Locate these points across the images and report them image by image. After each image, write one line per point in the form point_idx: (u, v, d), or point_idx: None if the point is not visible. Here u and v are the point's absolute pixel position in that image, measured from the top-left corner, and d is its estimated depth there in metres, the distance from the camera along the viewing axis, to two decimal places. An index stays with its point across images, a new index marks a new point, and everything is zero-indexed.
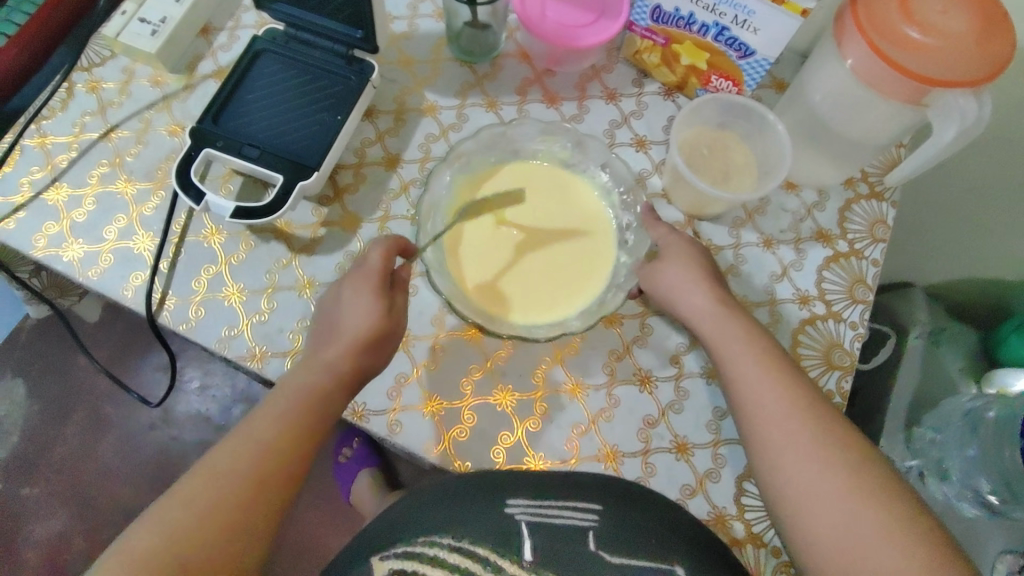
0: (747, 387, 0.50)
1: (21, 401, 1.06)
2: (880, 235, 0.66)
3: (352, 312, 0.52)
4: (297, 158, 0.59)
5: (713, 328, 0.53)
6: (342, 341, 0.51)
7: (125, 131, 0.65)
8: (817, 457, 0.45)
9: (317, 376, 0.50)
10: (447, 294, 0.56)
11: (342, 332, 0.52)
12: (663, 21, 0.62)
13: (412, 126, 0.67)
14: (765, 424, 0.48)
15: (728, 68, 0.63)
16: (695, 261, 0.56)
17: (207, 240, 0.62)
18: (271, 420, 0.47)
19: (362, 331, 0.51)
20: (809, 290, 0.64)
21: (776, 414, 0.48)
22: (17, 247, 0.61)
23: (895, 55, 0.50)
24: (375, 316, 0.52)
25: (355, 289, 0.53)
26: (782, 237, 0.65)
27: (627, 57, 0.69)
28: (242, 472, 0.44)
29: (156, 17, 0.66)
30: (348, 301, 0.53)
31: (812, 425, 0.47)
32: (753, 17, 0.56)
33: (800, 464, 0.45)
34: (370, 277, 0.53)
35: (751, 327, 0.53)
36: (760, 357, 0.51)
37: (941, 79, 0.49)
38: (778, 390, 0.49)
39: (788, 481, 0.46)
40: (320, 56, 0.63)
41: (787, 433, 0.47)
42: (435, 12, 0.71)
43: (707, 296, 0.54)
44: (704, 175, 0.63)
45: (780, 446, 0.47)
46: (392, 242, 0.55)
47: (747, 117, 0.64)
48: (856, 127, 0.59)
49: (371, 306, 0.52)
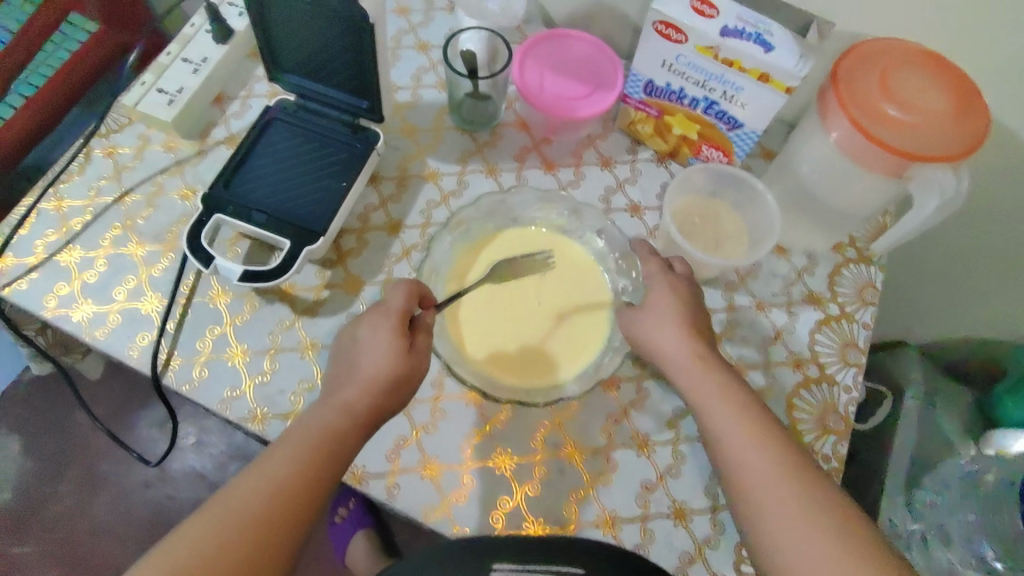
0: (731, 443, 0.50)
1: (15, 456, 1.06)
2: (870, 299, 0.67)
3: (372, 353, 0.54)
4: (303, 222, 0.61)
5: (693, 385, 0.53)
6: (356, 384, 0.53)
7: (138, 194, 0.68)
8: (811, 524, 0.45)
9: (338, 420, 0.51)
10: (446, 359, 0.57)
11: (359, 372, 0.53)
12: (655, 94, 0.65)
13: (415, 192, 0.69)
14: (755, 487, 0.48)
15: (718, 139, 0.66)
16: (682, 309, 0.56)
17: (213, 301, 0.63)
18: (284, 463, 0.47)
19: (377, 371, 0.53)
20: (802, 353, 0.65)
21: (767, 477, 0.48)
22: (28, 307, 0.63)
23: (898, 142, 0.53)
24: (390, 359, 0.53)
25: (374, 326, 0.55)
26: (775, 300, 0.67)
27: (622, 126, 0.73)
28: (252, 513, 0.45)
29: (173, 88, 0.69)
30: (365, 340, 0.55)
31: (796, 489, 0.47)
32: (740, 92, 0.58)
33: (790, 534, 0.45)
34: (390, 314, 0.55)
35: (731, 382, 0.53)
36: (744, 413, 0.51)
37: (950, 157, 0.52)
38: (763, 453, 0.49)
39: (778, 548, 0.46)
40: (328, 124, 0.66)
41: (782, 502, 0.46)
42: (437, 83, 0.75)
43: (688, 351, 0.54)
44: (697, 242, 0.65)
45: (769, 510, 0.47)
46: (415, 286, 0.56)
47: (743, 189, 0.66)
48: (843, 196, 0.62)
49: (391, 347, 0.53)
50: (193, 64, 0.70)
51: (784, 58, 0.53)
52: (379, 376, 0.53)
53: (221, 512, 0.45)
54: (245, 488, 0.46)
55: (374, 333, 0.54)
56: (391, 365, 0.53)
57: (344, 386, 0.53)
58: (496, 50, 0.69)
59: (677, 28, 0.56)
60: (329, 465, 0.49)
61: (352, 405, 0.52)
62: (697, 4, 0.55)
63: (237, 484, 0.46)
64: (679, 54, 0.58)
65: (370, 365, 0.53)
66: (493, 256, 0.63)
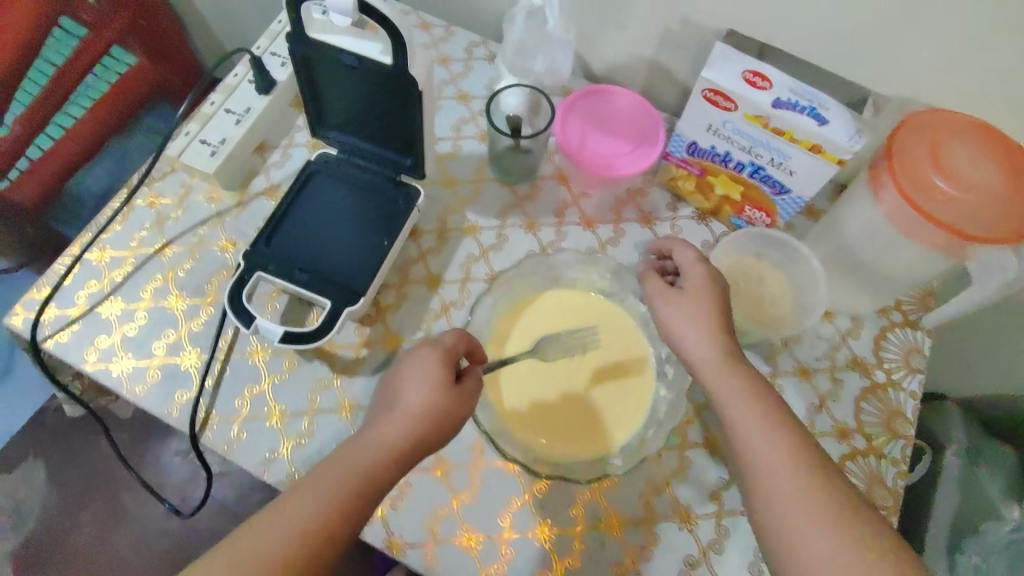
0: (758, 447, 0.47)
1: (40, 483, 1.07)
2: (917, 365, 0.66)
3: (415, 391, 0.53)
4: (346, 281, 0.61)
5: (717, 381, 0.51)
6: (396, 417, 0.52)
7: (179, 246, 0.68)
8: (846, 541, 0.42)
9: (372, 451, 0.50)
10: (490, 430, 0.57)
11: (399, 406, 0.52)
12: (699, 155, 0.64)
13: (454, 246, 0.69)
14: (783, 488, 0.45)
15: (762, 201, 0.64)
16: (716, 307, 0.54)
17: (252, 357, 0.63)
18: (317, 497, 0.46)
19: (417, 408, 0.52)
20: (847, 422, 0.63)
21: (792, 478, 0.45)
22: (70, 360, 0.63)
23: (949, 217, 0.51)
24: (434, 398, 0.52)
25: (422, 364, 0.54)
26: (819, 365, 0.65)
27: (662, 181, 0.72)
28: (281, 547, 0.44)
29: (216, 139, 0.70)
30: (410, 377, 0.54)
31: (822, 494, 0.44)
32: (789, 160, 0.57)
33: (819, 550, 0.42)
34: (439, 354, 0.54)
35: (756, 382, 0.51)
36: (775, 418, 0.48)
37: (1004, 237, 0.50)
38: (794, 458, 0.46)
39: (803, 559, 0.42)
40: (371, 179, 0.66)
41: (807, 510, 0.44)
42: (477, 134, 0.75)
43: (718, 347, 0.52)
44: (741, 308, 0.64)
45: (795, 519, 0.44)
46: (464, 338, 0.56)
47: (781, 244, 0.65)
48: (894, 265, 0.60)
49: (433, 386, 0.53)
50: (236, 114, 0.71)
51: (837, 132, 0.52)
52: (421, 405, 0.52)
53: (247, 549, 0.43)
54: (273, 523, 0.45)
55: (418, 372, 0.54)
56: (434, 403, 0.52)
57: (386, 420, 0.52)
58: (538, 103, 0.70)
59: (726, 96, 0.55)
60: (359, 500, 0.47)
61: (389, 439, 0.51)
62: (749, 74, 0.54)
63: (264, 521, 0.45)
64: (726, 119, 0.57)
65: (413, 400, 0.52)
66: (533, 319, 0.62)
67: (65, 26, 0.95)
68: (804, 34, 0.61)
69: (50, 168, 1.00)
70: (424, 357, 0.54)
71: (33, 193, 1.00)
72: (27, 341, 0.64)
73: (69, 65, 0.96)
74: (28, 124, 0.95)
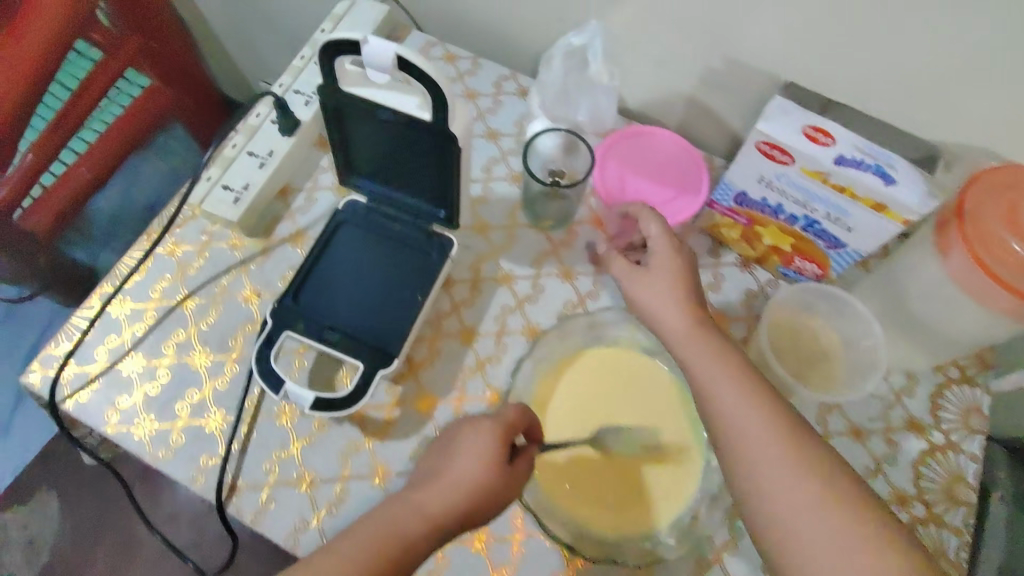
0: (727, 408, 0.47)
1: (54, 515, 1.05)
2: (977, 426, 0.62)
3: (465, 463, 0.50)
4: (377, 340, 0.58)
5: (686, 348, 0.51)
6: (442, 487, 0.49)
7: (201, 298, 0.65)
8: (838, 528, 0.41)
9: (406, 519, 0.48)
10: (540, 511, 0.55)
11: (446, 477, 0.50)
12: (747, 205, 0.61)
13: (487, 298, 0.66)
14: (752, 450, 0.45)
15: (815, 254, 0.61)
16: (685, 286, 0.53)
17: (280, 419, 0.60)
18: (346, 557, 0.45)
19: (465, 482, 0.49)
20: (905, 488, 0.60)
21: (760, 435, 0.45)
22: (91, 422, 0.60)
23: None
24: (484, 476, 0.49)
25: (476, 436, 0.51)
26: (873, 426, 0.62)
27: (704, 227, 0.69)
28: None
29: (239, 184, 0.67)
30: (462, 448, 0.51)
31: (791, 451, 0.44)
32: (848, 217, 0.54)
33: (795, 508, 0.42)
34: (498, 428, 0.51)
35: (724, 344, 0.50)
36: (755, 395, 0.47)
37: None
38: (781, 447, 0.44)
39: (792, 549, 0.42)
40: (401, 229, 0.62)
41: (793, 499, 0.42)
42: (509, 175, 0.72)
43: (685, 315, 0.52)
44: (795, 368, 0.60)
45: (782, 506, 0.43)
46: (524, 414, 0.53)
47: (826, 297, 0.61)
48: (958, 327, 0.56)
49: (486, 460, 0.50)
50: (260, 157, 0.68)
51: (907, 193, 0.49)
52: (466, 481, 0.49)
53: None
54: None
55: (471, 444, 0.51)
56: (484, 480, 0.49)
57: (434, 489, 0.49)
58: (574, 144, 0.66)
59: (783, 150, 0.52)
60: (386, 568, 0.45)
61: (429, 505, 0.48)
62: (810, 130, 0.51)
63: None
64: (781, 173, 0.54)
65: (462, 473, 0.49)
66: (574, 382, 0.59)
67: (79, 48, 0.92)
68: (863, 82, 0.57)
69: (61, 198, 0.94)
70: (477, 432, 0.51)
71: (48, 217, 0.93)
72: (45, 402, 0.61)
73: (81, 94, 0.89)
74: (42, 151, 0.87)
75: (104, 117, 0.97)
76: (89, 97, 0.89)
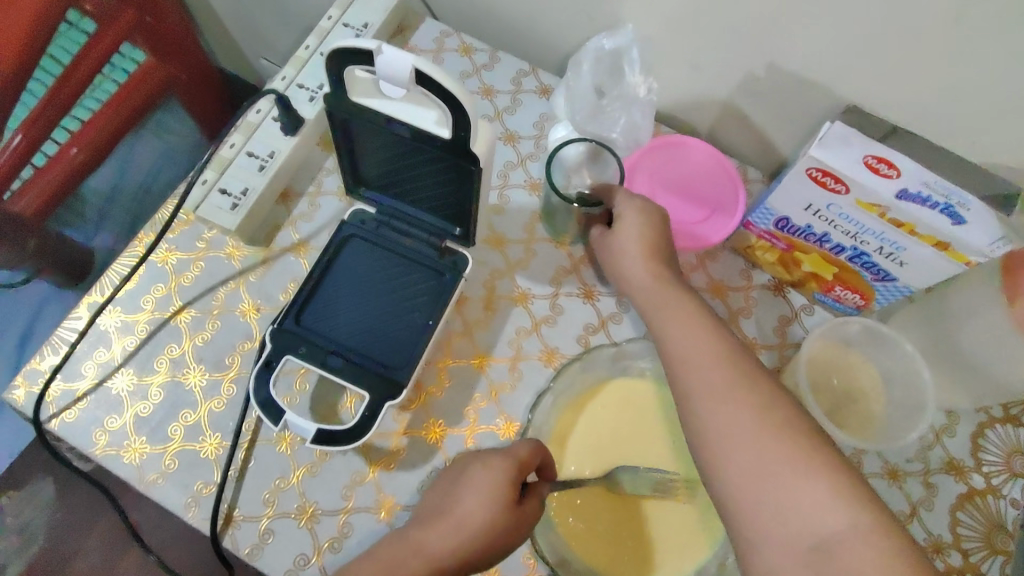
0: (675, 338, 0.47)
1: (45, 502, 0.99)
2: (1020, 469, 0.58)
3: (471, 505, 0.46)
4: (385, 367, 0.54)
5: (648, 295, 0.51)
6: (448, 528, 0.45)
7: (196, 310, 0.61)
8: (774, 453, 0.39)
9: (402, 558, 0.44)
10: (554, 559, 0.51)
11: (452, 515, 0.46)
12: (788, 230, 0.57)
13: (503, 317, 0.62)
14: (691, 372, 0.44)
15: (858, 284, 0.57)
16: (648, 234, 0.53)
17: (280, 446, 0.56)
18: None
19: (470, 521, 0.45)
20: (942, 535, 0.56)
21: (702, 358, 0.45)
22: (77, 443, 0.56)
23: None
24: (492, 519, 0.45)
25: (485, 474, 0.47)
26: (909, 467, 0.58)
27: (736, 247, 0.64)
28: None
29: (238, 189, 0.62)
30: (470, 484, 0.47)
31: (731, 373, 0.43)
32: (902, 252, 0.50)
33: (725, 416, 0.42)
34: (508, 467, 0.47)
35: (683, 292, 0.50)
36: (714, 330, 0.47)
37: None
38: (726, 380, 0.43)
39: (723, 472, 0.41)
40: (411, 245, 0.58)
41: (731, 421, 0.41)
42: (527, 183, 0.67)
43: (647, 265, 0.52)
44: (829, 407, 0.57)
45: (719, 417, 0.42)
46: (538, 449, 0.48)
47: (865, 331, 0.58)
48: (1011, 372, 0.52)
49: (495, 504, 0.45)
50: (261, 159, 0.63)
51: (974, 234, 0.46)
52: (470, 519, 0.45)
53: None
54: None
55: (473, 484, 0.47)
56: (491, 523, 0.45)
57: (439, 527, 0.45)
58: (600, 154, 0.61)
59: (837, 178, 0.48)
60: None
61: (428, 540, 0.45)
62: (872, 159, 0.47)
63: None
64: (831, 202, 0.50)
65: (468, 510, 0.45)
66: (593, 416, 0.56)
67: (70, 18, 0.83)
68: (923, 105, 0.52)
69: (50, 180, 0.87)
70: (482, 471, 0.47)
71: (38, 201, 0.87)
72: (29, 419, 0.57)
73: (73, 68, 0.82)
74: (32, 130, 0.81)
75: (98, 95, 0.90)
76: (85, 70, 0.83)
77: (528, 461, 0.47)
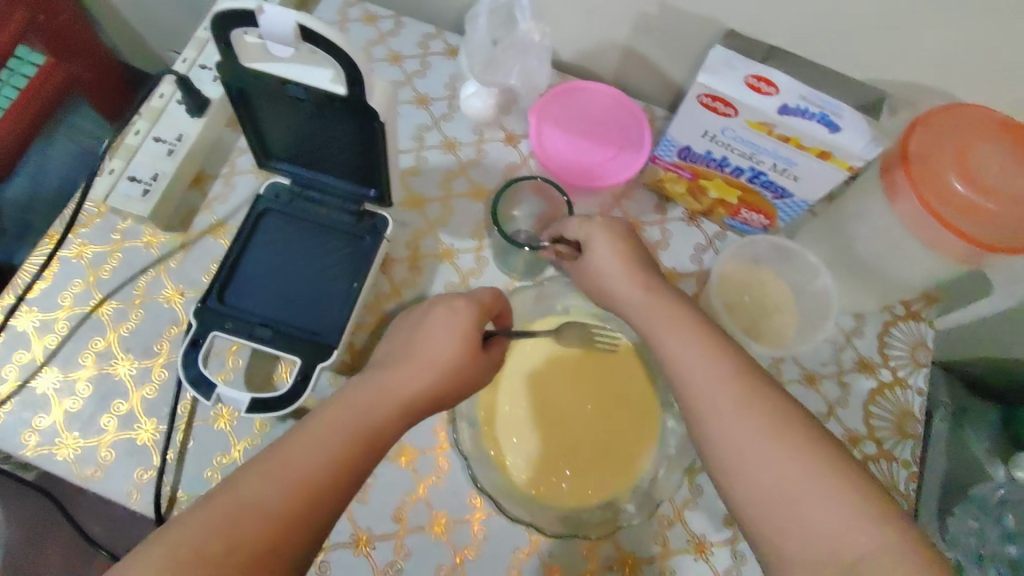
0: (677, 355, 0.45)
1: None
2: (923, 360, 0.63)
3: (440, 336, 0.47)
4: (313, 333, 0.55)
5: (645, 318, 0.49)
6: (424, 364, 0.46)
7: (118, 301, 0.60)
8: (791, 471, 0.38)
9: (382, 405, 0.43)
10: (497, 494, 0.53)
11: (423, 354, 0.46)
12: (691, 159, 0.59)
13: (430, 274, 0.64)
14: (702, 396, 0.42)
15: (761, 205, 0.60)
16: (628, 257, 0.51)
17: (217, 423, 0.57)
18: (328, 425, 0.40)
19: (442, 356, 0.46)
20: (858, 428, 0.61)
21: (706, 379, 0.43)
22: (6, 447, 0.55)
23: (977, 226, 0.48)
24: (462, 342, 0.47)
25: (452, 311, 0.49)
26: (824, 370, 0.62)
27: (648, 183, 0.66)
28: (269, 508, 0.35)
29: (147, 174, 0.61)
30: (438, 324, 0.48)
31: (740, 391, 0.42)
32: (794, 167, 0.53)
33: (745, 439, 0.40)
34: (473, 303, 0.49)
35: (682, 306, 0.48)
36: (693, 337, 0.45)
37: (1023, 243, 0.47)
38: (734, 398, 0.41)
39: (744, 496, 0.39)
40: (328, 215, 0.58)
41: (744, 438, 0.40)
42: (442, 142, 0.68)
43: (637, 284, 0.50)
44: (745, 322, 0.60)
45: (733, 440, 0.40)
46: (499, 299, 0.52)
47: (772, 246, 0.61)
48: (901, 267, 0.56)
49: (461, 326, 0.48)
50: (168, 143, 0.62)
51: (852, 140, 0.49)
52: (443, 361, 0.46)
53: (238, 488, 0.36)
54: (287, 453, 0.38)
55: (436, 339, 0.47)
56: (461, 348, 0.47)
57: (417, 372, 0.45)
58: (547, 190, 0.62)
59: (726, 102, 0.50)
60: (365, 449, 0.40)
61: (405, 382, 0.44)
62: (752, 79, 0.50)
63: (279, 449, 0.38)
64: (725, 126, 0.52)
65: (440, 346, 0.46)
66: (522, 358, 0.57)
67: None
68: (801, 27, 0.55)
69: None
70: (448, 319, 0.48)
71: None
72: None
73: None
74: None
75: None
76: None
77: (488, 302, 0.51)
